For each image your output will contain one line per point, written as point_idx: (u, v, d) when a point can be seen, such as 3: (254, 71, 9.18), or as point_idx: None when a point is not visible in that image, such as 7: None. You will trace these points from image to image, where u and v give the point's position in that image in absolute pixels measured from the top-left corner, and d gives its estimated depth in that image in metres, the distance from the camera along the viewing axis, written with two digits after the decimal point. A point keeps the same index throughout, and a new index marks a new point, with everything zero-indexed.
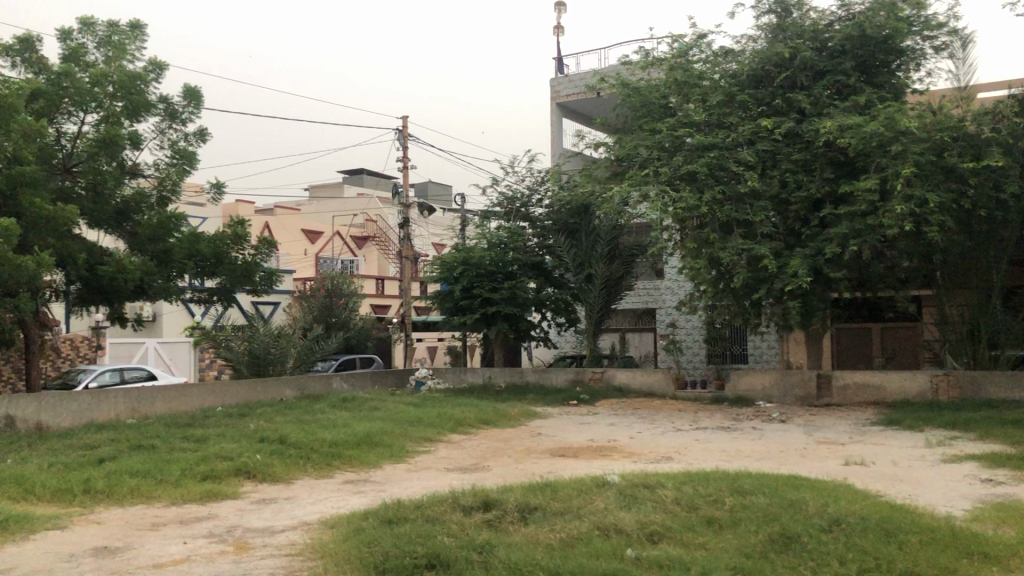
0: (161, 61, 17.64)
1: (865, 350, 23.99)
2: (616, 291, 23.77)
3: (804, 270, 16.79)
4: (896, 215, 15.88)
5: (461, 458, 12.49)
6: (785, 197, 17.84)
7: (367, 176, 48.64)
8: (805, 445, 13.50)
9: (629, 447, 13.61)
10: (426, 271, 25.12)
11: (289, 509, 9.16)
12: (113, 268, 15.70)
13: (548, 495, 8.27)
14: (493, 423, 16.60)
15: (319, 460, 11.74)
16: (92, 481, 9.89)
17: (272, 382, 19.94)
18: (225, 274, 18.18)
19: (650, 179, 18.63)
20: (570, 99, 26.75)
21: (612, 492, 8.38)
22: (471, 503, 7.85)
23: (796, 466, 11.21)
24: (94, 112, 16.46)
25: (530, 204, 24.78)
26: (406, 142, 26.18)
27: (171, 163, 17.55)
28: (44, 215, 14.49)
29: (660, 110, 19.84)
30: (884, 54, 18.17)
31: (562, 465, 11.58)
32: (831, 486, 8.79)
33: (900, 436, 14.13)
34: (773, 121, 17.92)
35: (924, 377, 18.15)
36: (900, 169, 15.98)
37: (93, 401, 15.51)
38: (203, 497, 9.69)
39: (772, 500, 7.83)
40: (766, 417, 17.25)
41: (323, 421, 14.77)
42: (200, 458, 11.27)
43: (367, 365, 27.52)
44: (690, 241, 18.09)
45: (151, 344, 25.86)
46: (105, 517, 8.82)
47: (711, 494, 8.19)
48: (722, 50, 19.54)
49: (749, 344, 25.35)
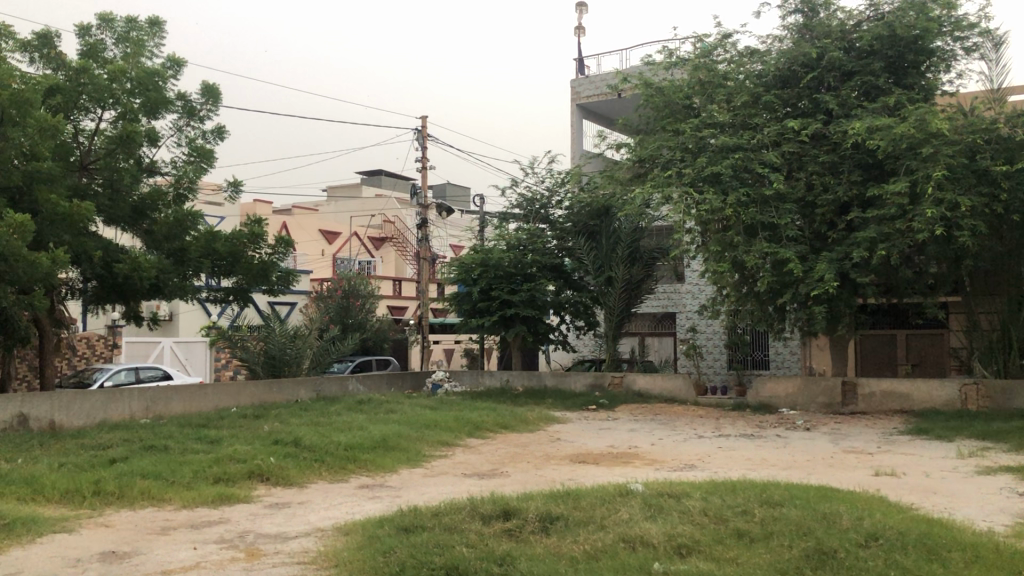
0: (180, 57, 17.48)
1: (890, 357, 23.54)
2: (636, 294, 23.41)
3: (831, 275, 16.42)
4: (927, 219, 15.48)
5: (478, 464, 12.21)
6: (811, 200, 17.46)
7: (386, 177, 48.53)
8: (832, 454, 13.14)
9: (650, 454, 13.30)
10: (444, 273, 24.88)
11: (303, 514, 8.91)
12: (130, 266, 15.54)
13: (571, 503, 7.98)
14: (511, 427, 16.31)
15: (335, 463, 11.49)
16: (103, 482, 9.68)
17: (288, 383, 19.75)
18: (241, 273, 18.00)
19: (673, 180, 18.31)
20: (591, 100, 26.48)
21: (637, 501, 8.08)
22: (491, 511, 7.57)
23: (824, 476, 10.86)
24: (112, 109, 16.31)
25: (550, 206, 24.45)
26: (425, 142, 25.97)
27: (188, 161, 17.39)
28: (61, 212, 14.32)
29: (684, 110, 19.58)
30: (914, 55, 17.74)
31: (582, 472, 11.28)
32: (865, 498, 8.45)
33: (930, 446, 13.72)
34: (799, 122, 17.58)
35: (953, 386, 17.66)
36: (931, 173, 15.59)
37: (108, 401, 15.35)
38: (215, 500, 9.46)
39: (805, 513, 7.50)
40: (790, 424, 16.89)
41: (339, 424, 14.52)
42: (213, 460, 11.05)
43: (384, 367, 27.30)
44: (713, 245, 17.76)
45: (167, 343, 25.74)
46: (116, 520, 8.60)
47: (740, 505, 7.87)
48: (748, 50, 19.19)
49: (771, 350, 24.94)
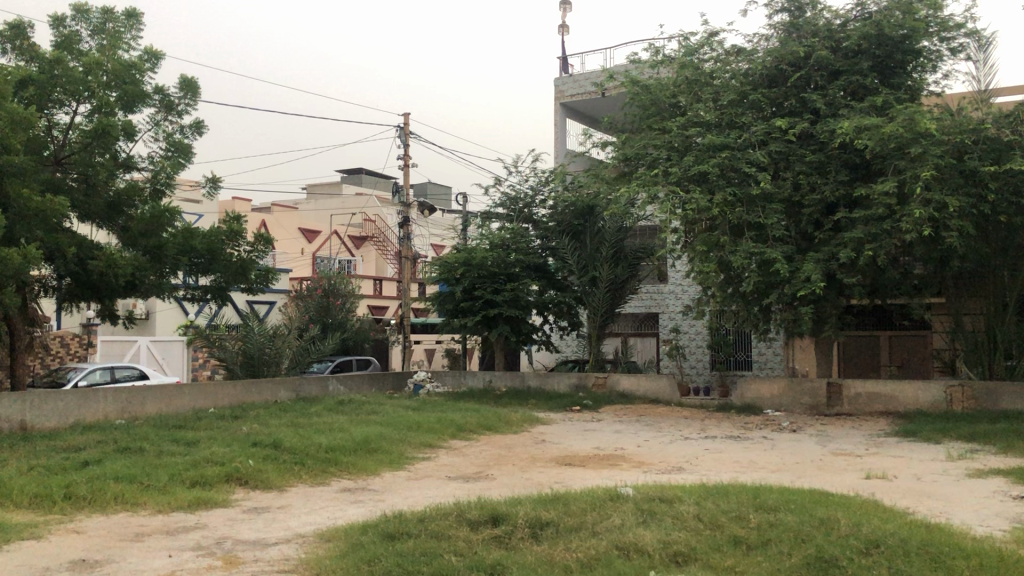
0: (157, 50, 17.09)
1: (872, 358, 23.49)
2: (620, 294, 23.24)
3: (818, 275, 16.28)
4: (915, 219, 15.39)
5: (462, 466, 11.96)
6: (797, 200, 17.35)
7: (368, 176, 48.12)
8: (821, 456, 12.97)
9: (637, 456, 13.08)
10: (425, 272, 24.59)
11: (283, 519, 8.61)
12: (105, 262, 15.13)
13: (561, 508, 7.74)
14: (495, 428, 16.05)
15: (315, 466, 11.19)
16: (73, 486, 9.33)
17: (267, 383, 19.38)
18: (220, 270, 17.65)
19: (659, 179, 18.12)
20: (575, 99, 26.29)
21: (629, 506, 7.86)
22: (478, 516, 7.32)
23: (815, 479, 10.68)
24: (87, 102, 15.92)
25: (534, 205, 24.24)
26: (407, 140, 25.68)
27: (166, 156, 17.03)
28: (33, 207, 13.95)
29: (670, 109, 19.39)
30: (902, 55, 17.66)
31: (570, 475, 11.03)
32: (861, 502, 8.27)
33: (919, 448, 13.59)
34: (787, 121, 17.44)
35: (938, 387, 17.61)
36: (919, 173, 15.50)
37: (81, 401, 14.96)
38: (191, 504, 9.14)
39: (804, 518, 7.31)
40: (776, 426, 16.74)
41: (319, 425, 14.22)
42: (189, 462, 10.72)
43: (364, 367, 26.96)
44: (699, 245, 17.59)
45: (144, 342, 25.28)
46: (87, 526, 8.27)
47: (735, 510, 7.66)
48: (734, 49, 19.04)
49: (753, 351, 24.85)
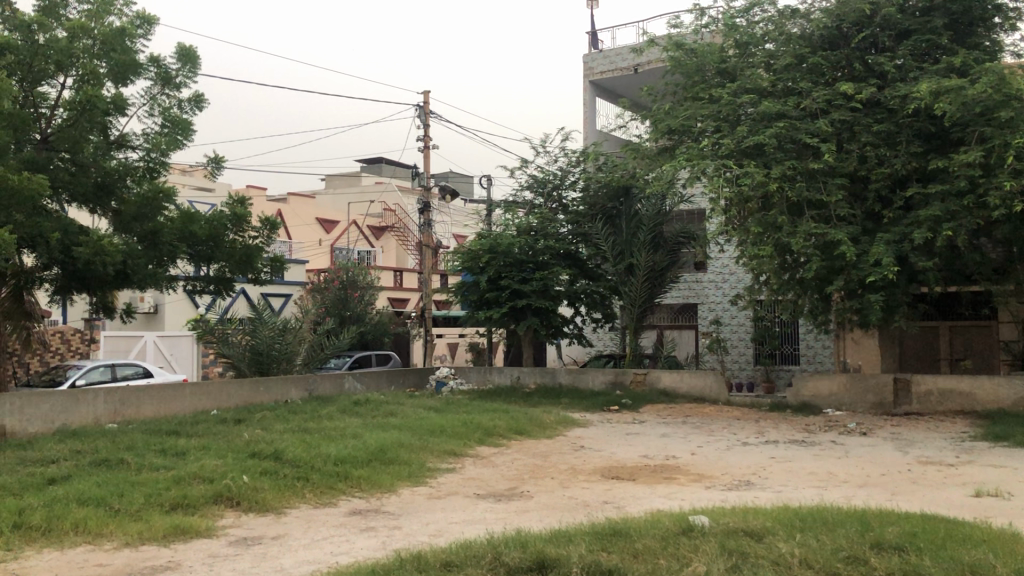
0: (150, 14, 15.52)
1: (931, 351, 21.62)
2: (660, 283, 21.32)
3: (889, 258, 14.46)
4: (1004, 193, 13.50)
5: (493, 480, 10.30)
6: (863, 175, 15.51)
7: (387, 165, 46.49)
8: (908, 465, 11.18)
9: (693, 467, 11.28)
10: (447, 262, 23.02)
11: (275, 555, 6.97)
12: (91, 248, 13.49)
13: (625, 549, 6.04)
14: (528, 432, 14.37)
15: (321, 482, 9.54)
16: (26, 514, 7.69)
17: (277, 381, 17.76)
18: (223, 258, 16.03)
19: (707, 154, 16.33)
20: (605, 76, 24.63)
21: (709, 544, 6.15)
22: (520, 561, 5.64)
23: (916, 497, 8.91)
24: (74, 74, 14.27)
25: (564, 187, 22.58)
26: (428, 119, 24.01)
27: (162, 133, 15.43)
28: (8, 186, 12.27)
29: (716, 75, 17.66)
30: (980, 10, 15.68)
31: (621, 492, 9.33)
32: (1003, 536, 6.50)
33: (1019, 456, 11.76)
34: (852, 85, 15.57)
35: (1020, 383, 15.80)
36: (1010, 139, 13.60)
37: (67, 404, 13.41)
38: (167, 534, 7.50)
39: (945, 563, 5.60)
40: (842, 428, 14.92)
41: (330, 431, 12.53)
42: (172, 479, 9.09)
43: (382, 362, 25.32)
44: (754, 226, 15.80)
45: (150, 337, 23.71)
46: (32, 567, 6.62)
47: (847, 549, 5.95)
48: (787, 10, 17.17)
49: (801, 344, 23.08)
